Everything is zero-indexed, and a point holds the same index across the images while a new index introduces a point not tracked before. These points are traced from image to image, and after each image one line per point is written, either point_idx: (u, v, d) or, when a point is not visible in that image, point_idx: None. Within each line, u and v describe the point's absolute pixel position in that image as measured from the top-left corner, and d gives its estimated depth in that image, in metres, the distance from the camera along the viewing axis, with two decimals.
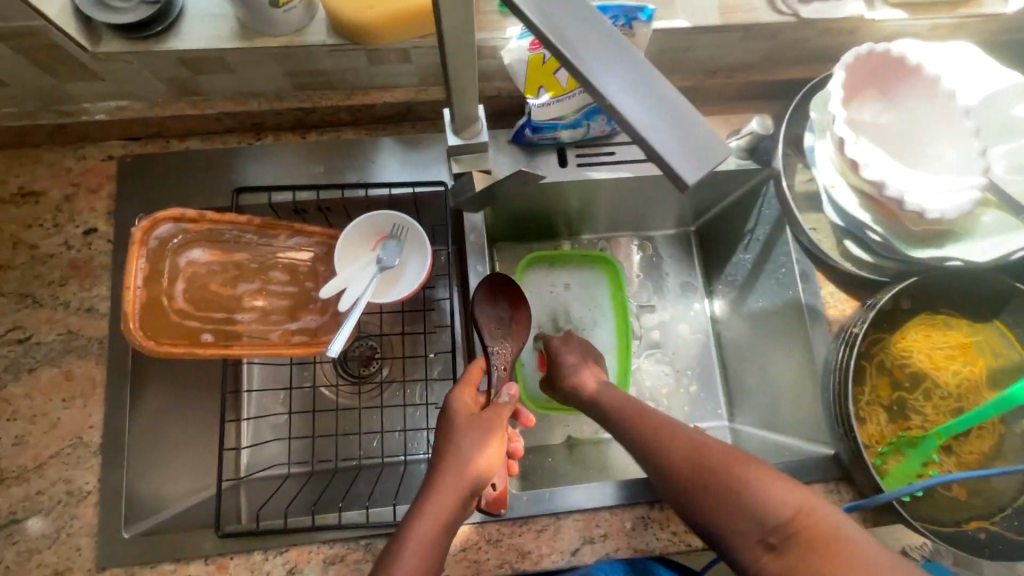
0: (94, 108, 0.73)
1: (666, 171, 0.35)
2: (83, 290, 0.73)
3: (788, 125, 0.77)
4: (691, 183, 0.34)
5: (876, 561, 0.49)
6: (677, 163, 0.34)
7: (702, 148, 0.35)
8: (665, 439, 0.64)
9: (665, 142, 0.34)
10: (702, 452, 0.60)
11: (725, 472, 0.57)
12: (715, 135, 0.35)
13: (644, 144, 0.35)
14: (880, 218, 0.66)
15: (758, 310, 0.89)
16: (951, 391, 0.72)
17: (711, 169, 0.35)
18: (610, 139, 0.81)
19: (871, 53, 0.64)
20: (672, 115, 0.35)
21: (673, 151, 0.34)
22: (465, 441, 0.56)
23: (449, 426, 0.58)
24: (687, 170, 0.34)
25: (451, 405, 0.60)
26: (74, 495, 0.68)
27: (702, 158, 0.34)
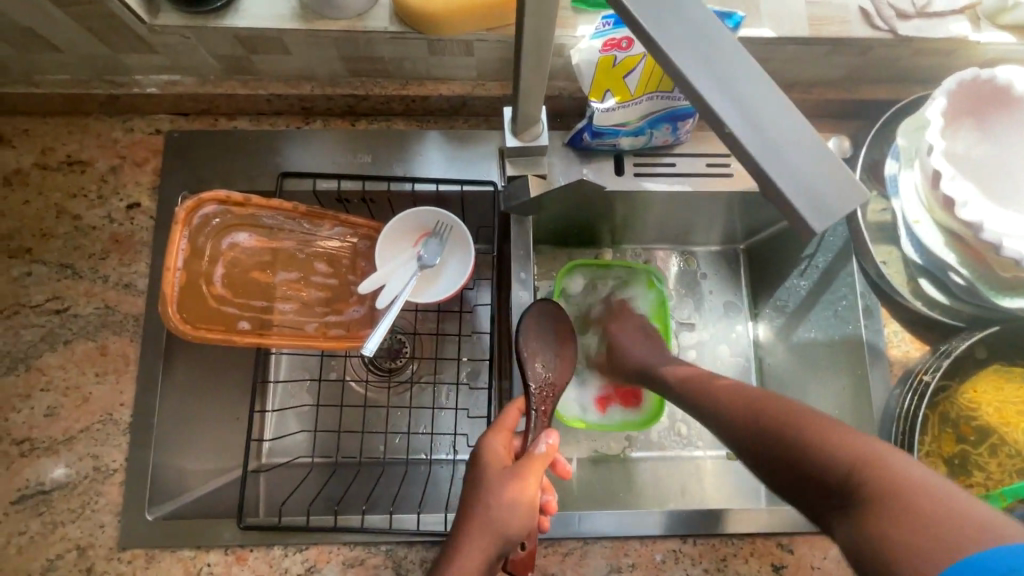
0: (146, 81, 0.72)
1: (787, 213, 0.31)
2: (122, 265, 0.72)
3: (868, 149, 0.71)
4: (817, 230, 0.31)
5: (940, 496, 0.38)
6: (803, 208, 0.31)
7: (830, 190, 0.31)
8: (735, 401, 0.57)
9: (788, 182, 0.31)
10: (768, 407, 0.53)
11: (789, 426, 0.50)
12: (846, 173, 0.32)
13: (765, 181, 0.31)
14: (967, 260, 0.61)
15: (806, 341, 0.84)
16: (1019, 450, 0.68)
17: (838, 214, 0.31)
18: (671, 149, 0.77)
19: (976, 78, 0.59)
20: (799, 148, 0.31)
21: (799, 192, 0.31)
22: (492, 497, 0.55)
23: (479, 478, 0.57)
24: (813, 216, 0.31)
25: (483, 454, 0.58)
26: (101, 472, 0.67)
27: (828, 201, 0.31)
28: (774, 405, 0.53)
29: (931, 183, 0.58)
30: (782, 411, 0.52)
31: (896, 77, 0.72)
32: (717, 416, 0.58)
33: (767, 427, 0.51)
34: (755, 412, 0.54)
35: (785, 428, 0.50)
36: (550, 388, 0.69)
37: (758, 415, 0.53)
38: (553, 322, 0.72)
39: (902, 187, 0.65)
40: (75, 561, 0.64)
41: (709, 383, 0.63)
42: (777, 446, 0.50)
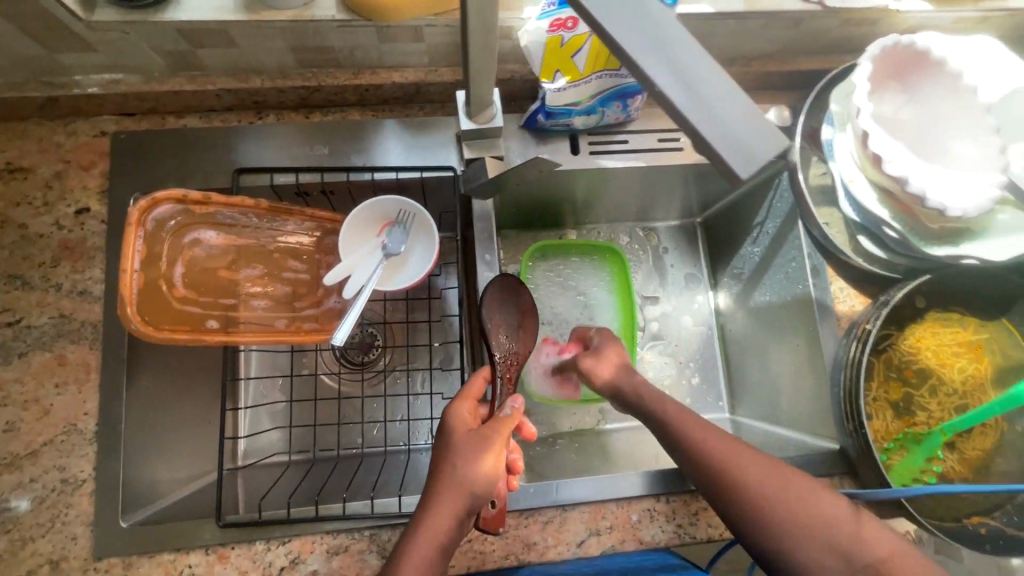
0: (86, 81, 0.69)
1: (716, 162, 0.32)
2: (76, 272, 0.70)
3: (806, 117, 0.75)
4: (744, 175, 0.32)
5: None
6: (729, 159, 0.32)
7: (756, 139, 0.32)
8: (740, 467, 0.58)
9: (715, 134, 0.32)
10: (788, 493, 0.55)
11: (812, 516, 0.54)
12: (770, 123, 0.33)
13: (691, 133, 0.33)
14: (898, 214, 0.65)
15: (762, 304, 0.89)
16: (956, 388, 0.73)
17: (764, 161, 0.32)
18: (624, 127, 0.79)
19: (898, 44, 0.63)
20: (722, 100, 0.33)
21: (723, 142, 0.32)
22: (461, 455, 0.56)
23: (448, 440, 0.58)
24: (737, 162, 0.32)
25: (449, 421, 0.60)
26: (69, 484, 0.66)
27: (753, 149, 0.32)
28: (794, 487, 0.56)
29: (861, 142, 0.62)
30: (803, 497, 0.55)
31: (829, 47, 0.76)
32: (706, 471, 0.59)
33: (786, 516, 0.54)
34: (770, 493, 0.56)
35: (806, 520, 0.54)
36: (515, 357, 0.72)
37: (774, 496, 0.56)
38: (516, 295, 0.74)
39: (838, 151, 0.68)
40: None
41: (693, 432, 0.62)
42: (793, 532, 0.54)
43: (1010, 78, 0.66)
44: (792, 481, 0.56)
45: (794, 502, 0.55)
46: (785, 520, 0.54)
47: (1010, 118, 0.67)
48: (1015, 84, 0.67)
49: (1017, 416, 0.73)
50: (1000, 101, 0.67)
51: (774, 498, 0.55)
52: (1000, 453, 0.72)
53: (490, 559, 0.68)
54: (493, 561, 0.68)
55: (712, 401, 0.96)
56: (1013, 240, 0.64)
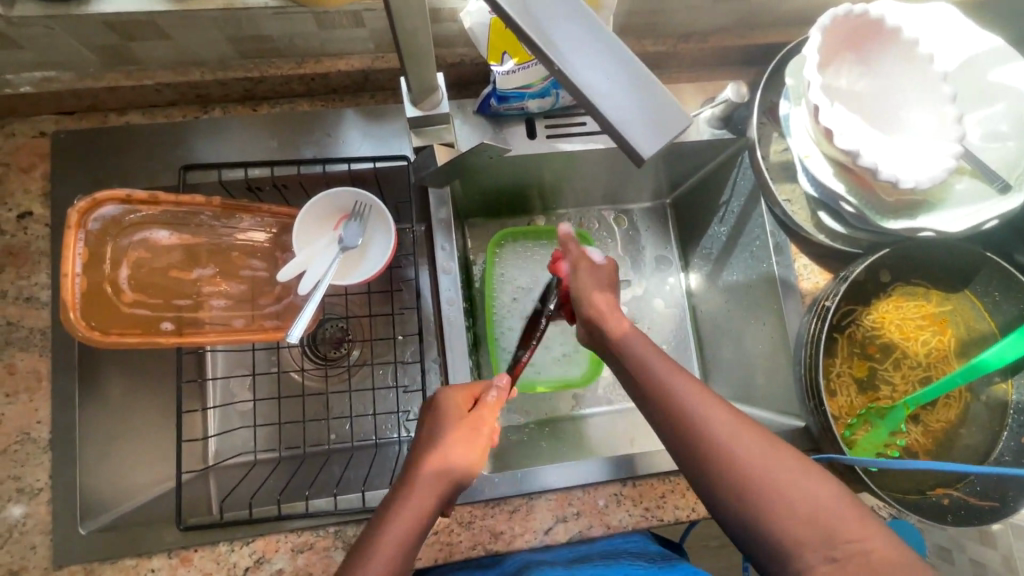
0: (17, 79, 0.67)
1: (623, 143, 0.34)
2: (21, 278, 0.69)
3: (764, 91, 0.74)
4: (648, 157, 0.34)
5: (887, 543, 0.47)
6: (631, 138, 0.34)
7: (660, 120, 0.34)
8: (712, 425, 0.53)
9: (619, 114, 0.34)
10: (773, 460, 0.51)
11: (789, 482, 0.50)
12: (672, 100, 0.34)
13: (600, 117, 0.34)
14: (855, 188, 0.65)
15: (732, 283, 0.88)
16: (920, 361, 0.73)
17: (668, 141, 0.34)
18: (581, 108, 0.77)
19: (850, 14, 0.61)
20: (628, 78, 0.34)
21: (631, 125, 0.34)
22: (449, 443, 0.56)
23: (439, 426, 0.57)
24: (644, 144, 0.33)
25: (439, 403, 0.59)
26: (25, 493, 0.65)
27: (658, 130, 0.34)
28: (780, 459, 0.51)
29: (813, 116, 0.61)
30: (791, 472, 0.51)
31: (785, 19, 0.75)
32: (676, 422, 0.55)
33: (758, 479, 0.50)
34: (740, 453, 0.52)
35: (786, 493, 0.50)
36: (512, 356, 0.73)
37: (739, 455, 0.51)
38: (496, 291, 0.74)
39: (793, 125, 0.68)
40: None
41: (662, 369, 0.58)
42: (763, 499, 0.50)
43: (967, 45, 0.65)
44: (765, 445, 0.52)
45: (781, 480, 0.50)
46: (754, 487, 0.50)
47: (966, 86, 0.66)
48: (974, 50, 0.65)
49: (980, 385, 0.73)
50: (957, 69, 0.66)
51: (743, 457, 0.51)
52: (965, 424, 0.73)
53: (457, 550, 0.67)
54: (460, 552, 0.67)
55: None
56: (971, 211, 0.63)
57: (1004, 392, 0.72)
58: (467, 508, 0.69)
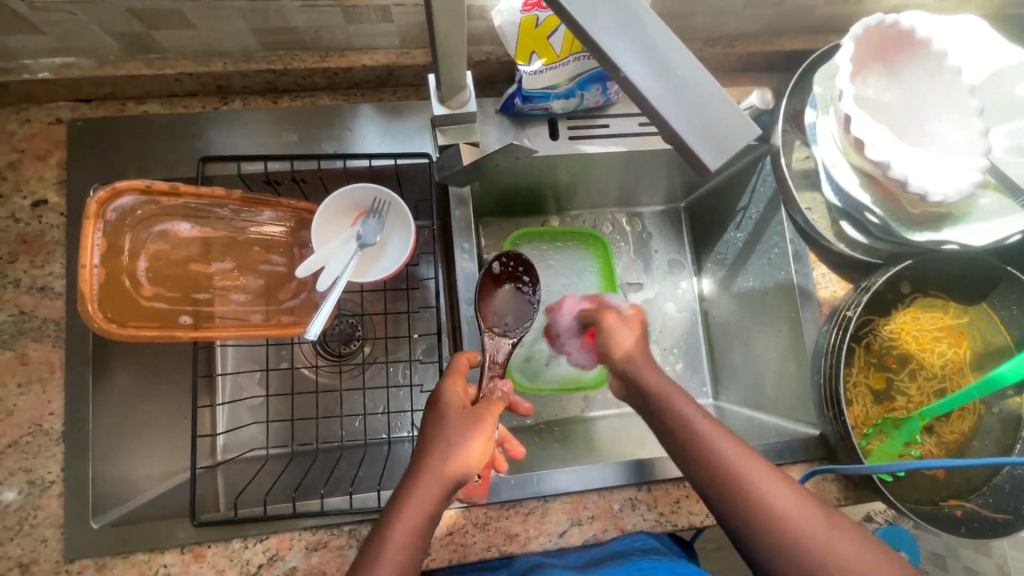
0: (36, 64, 0.66)
1: (686, 153, 0.34)
2: (35, 267, 0.68)
3: (788, 99, 0.74)
4: (713, 168, 0.33)
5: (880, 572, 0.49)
6: (695, 145, 0.33)
7: (724, 130, 0.33)
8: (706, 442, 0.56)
9: (681, 122, 0.33)
10: (765, 484, 0.53)
11: (780, 509, 0.52)
12: (735, 108, 0.34)
13: (664, 127, 0.33)
14: (881, 199, 0.65)
15: (746, 290, 0.88)
16: (935, 372, 0.74)
17: (733, 151, 0.33)
18: (604, 110, 0.76)
19: (882, 24, 0.61)
20: (691, 85, 0.34)
21: (696, 135, 0.33)
22: (454, 432, 0.54)
23: (440, 418, 0.55)
24: (709, 156, 0.33)
25: (442, 397, 0.57)
26: (37, 485, 0.64)
27: (722, 141, 0.33)
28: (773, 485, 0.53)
29: (843, 126, 0.61)
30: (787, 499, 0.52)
31: (811, 26, 0.75)
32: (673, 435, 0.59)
33: (748, 501, 0.53)
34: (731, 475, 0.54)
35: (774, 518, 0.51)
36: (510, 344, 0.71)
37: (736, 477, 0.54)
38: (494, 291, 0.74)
39: (820, 134, 0.68)
40: None
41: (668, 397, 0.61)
42: (760, 524, 0.52)
43: (994, 58, 0.65)
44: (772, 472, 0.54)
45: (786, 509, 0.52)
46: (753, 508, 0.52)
47: (994, 99, 0.65)
48: (1001, 63, 0.65)
49: (994, 398, 0.73)
50: (985, 81, 0.65)
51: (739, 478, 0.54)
52: (978, 436, 0.73)
53: (471, 551, 0.67)
54: (475, 553, 0.67)
55: (697, 385, 0.96)
56: (994, 225, 0.64)
57: (1018, 405, 0.72)
58: (482, 509, 0.68)
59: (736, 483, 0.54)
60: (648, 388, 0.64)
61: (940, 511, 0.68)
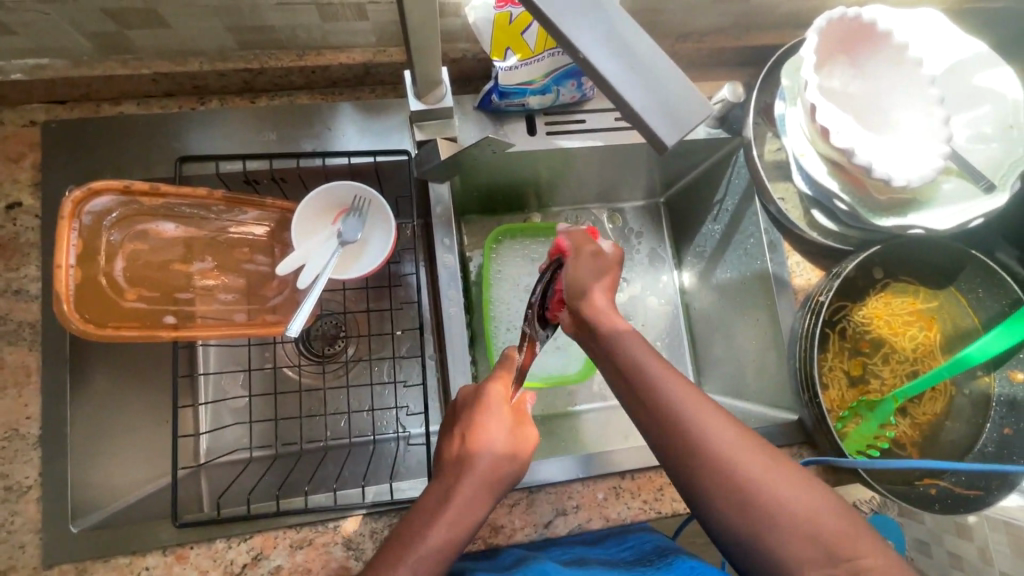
0: (8, 66, 0.65)
1: (644, 131, 0.35)
2: (9, 270, 0.67)
3: (759, 93, 0.77)
4: (670, 144, 0.34)
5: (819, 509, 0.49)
6: (653, 123, 0.34)
7: (680, 109, 0.34)
8: (669, 390, 0.54)
9: (640, 100, 0.34)
10: (686, 411, 0.53)
11: (712, 448, 0.51)
12: (692, 89, 0.35)
13: (622, 105, 0.35)
14: (847, 186, 0.67)
15: (724, 281, 0.90)
16: (907, 355, 0.76)
17: (691, 129, 0.35)
18: (581, 105, 0.78)
19: (844, 16, 0.63)
20: (649, 68, 0.35)
21: (654, 113, 0.34)
22: (501, 443, 0.57)
23: (496, 422, 0.58)
24: (667, 133, 0.34)
25: (488, 397, 0.59)
26: (14, 491, 0.63)
27: (679, 118, 0.34)
28: (722, 434, 0.52)
29: (809, 114, 0.63)
30: (749, 456, 0.51)
31: (779, 22, 0.77)
32: (636, 383, 0.56)
33: (701, 453, 0.51)
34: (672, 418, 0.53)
35: (732, 472, 0.50)
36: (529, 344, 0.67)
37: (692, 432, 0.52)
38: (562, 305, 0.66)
39: (789, 125, 0.70)
40: None
41: (641, 356, 0.57)
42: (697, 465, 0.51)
43: (954, 48, 0.67)
44: (695, 399, 0.54)
45: (711, 437, 0.52)
46: (677, 434, 0.52)
47: (954, 89, 0.68)
48: (960, 54, 0.67)
49: (964, 379, 0.75)
50: (945, 72, 0.68)
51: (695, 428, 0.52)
52: (950, 417, 0.75)
53: None
54: (461, 546, 0.67)
55: None
56: (958, 209, 0.66)
57: (987, 385, 0.74)
58: None
59: (688, 430, 0.52)
60: (638, 363, 0.56)
61: (914, 490, 0.70)
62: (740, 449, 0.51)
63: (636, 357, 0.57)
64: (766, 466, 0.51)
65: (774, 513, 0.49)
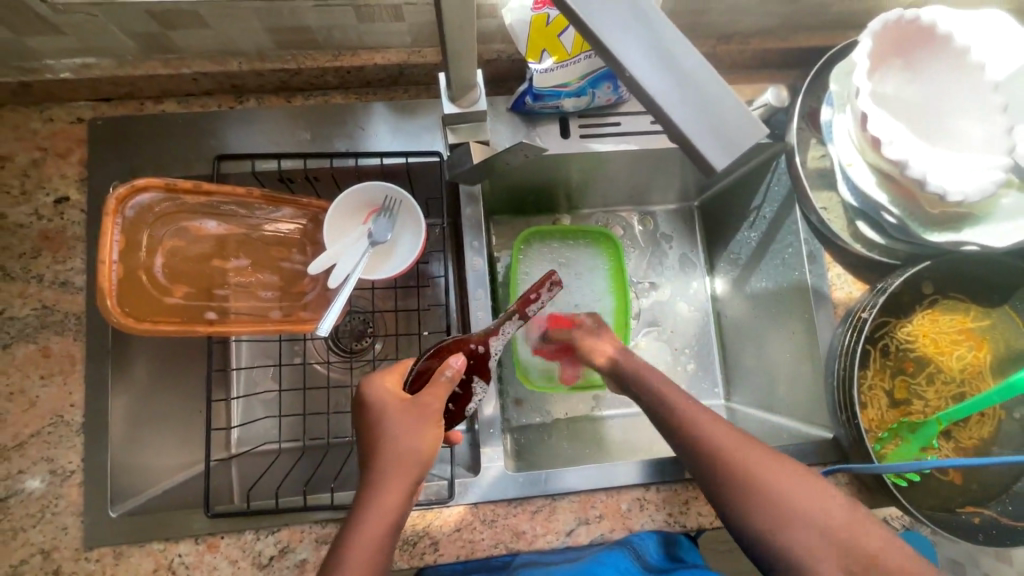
0: (58, 65, 0.67)
1: (690, 151, 0.33)
2: (57, 263, 0.69)
3: (804, 97, 0.73)
4: (719, 168, 0.33)
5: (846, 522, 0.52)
6: (700, 143, 0.33)
7: (729, 127, 0.33)
8: (711, 437, 0.59)
9: (686, 119, 0.33)
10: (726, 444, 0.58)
11: (749, 471, 0.56)
12: (744, 107, 0.33)
13: (668, 125, 0.34)
14: (898, 199, 0.63)
15: (759, 290, 0.87)
16: (954, 376, 0.72)
17: (742, 150, 0.33)
18: (616, 108, 0.76)
19: (901, 19, 0.59)
20: (698, 84, 0.34)
21: (700, 133, 0.33)
22: (396, 426, 0.54)
23: (384, 417, 0.55)
24: (715, 154, 0.33)
25: (380, 393, 0.56)
26: (58, 475, 0.66)
27: (730, 141, 0.33)
28: (757, 457, 0.57)
29: (859, 124, 0.60)
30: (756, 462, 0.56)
31: (828, 23, 0.74)
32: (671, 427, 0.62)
33: (715, 465, 0.57)
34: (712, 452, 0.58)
35: (782, 503, 0.53)
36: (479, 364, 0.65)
37: (729, 459, 0.57)
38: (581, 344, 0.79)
39: (837, 132, 0.67)
40: (40, 565, 0.64)
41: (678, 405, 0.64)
42: (741, 495, 0.55)
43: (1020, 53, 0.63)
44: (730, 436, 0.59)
45: (749, 465, 0.56)
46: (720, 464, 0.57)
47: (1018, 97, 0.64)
48: None
49: (1015, 404, 0.71)
50: (1009, 79, 0.64)
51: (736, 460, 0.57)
52: (998, 442, 0.71)
53: (478, 548, 0.67)
54: (482, 550, 0.67)
55: (708, 386, 0.95)
56: (1016, 225, 0.62)
57: None
58: (489, 506, 0.69)
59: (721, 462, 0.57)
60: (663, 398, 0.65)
61: (956, 518, 0.66)
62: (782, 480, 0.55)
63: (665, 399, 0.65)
64: (800, 484, 0.55)
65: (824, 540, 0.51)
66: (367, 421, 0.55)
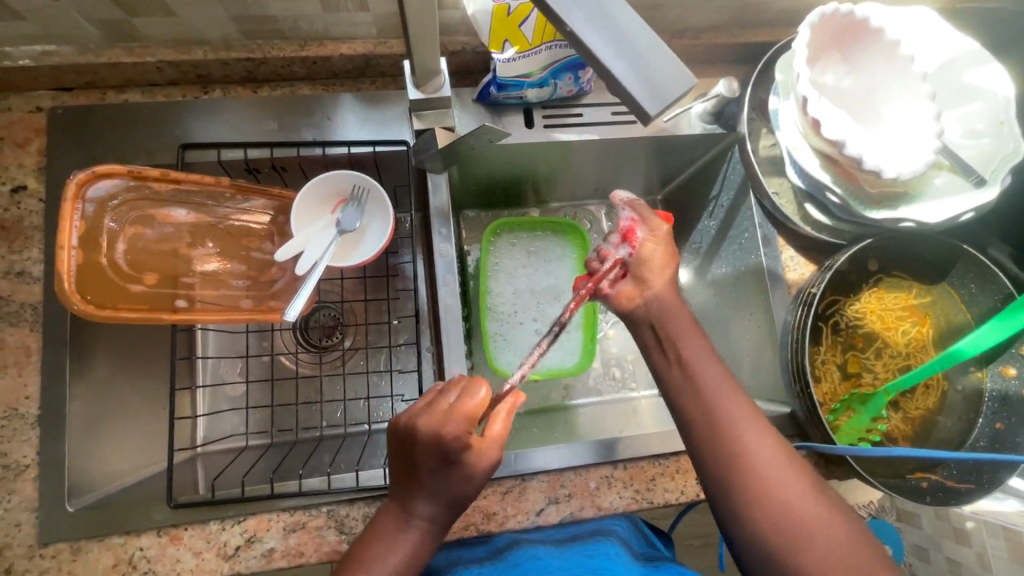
0: (16, 52, 0.67)
1: (629, 102, 0.36)
2: (12, 252, 0.68)
3: (753, 89, 0.78)
4: (653, 114, 0.36)
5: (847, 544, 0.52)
6: (638, 93, 0.36)
7: (662, 80, 0.36)
8: (739, 426, 0.57)
9: (624, 72, 0.36)
10: (751, 441, 0.56)
11: (766, 471, 0.55)
12: (674, 61, 0.37)
13: (609, 77, 0.36)
14: (840, 179, 0.68)
15: (720, 276, 0.91)
16: (900, 350, 0.76)
17: (673, 100, 0.36)
18: (578, 100, 0.79)
19: (836, 12, 0.63)
20: (635, 39, 0.36)
21: (637, 86, 0.36)
22: (461, 478, 0.54)
23: (456, 469, 0.54)
24: (650, 103, 0.36)
25: (454, 442, 0.53)
26: (11, 470, 0.64)
27: (661, 89, 0.36)
28: (775, 458, 0.55)
29: (801, 107, 0.64)
30: (797, 484, 0.54)
31: (774, 19, 0.79)
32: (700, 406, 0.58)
33: (748, 477, 0.55)
34: (740, 445, 0.56)
35: (783, 505, 0.53)
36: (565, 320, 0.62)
37: (751, 452, 0.55)
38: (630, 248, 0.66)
39: (782, 118, 0.71)
40: None
41: (707, 377, 0.59)
42: (751, 492, 0.54)
43: (947, 45, 0.68)
44: (759, 428, 0.57)
45: (768, 465, 0.55)
46: (740, 457, 0.55)
47: (944, 86, 0.69)
48: (953, 51, 0.68)
49: (957, 374, 0.76)
50: (937, 69, 0.69)
51: (757, 460, 0.55)
52: (942, 412, 0.76)
53: (449, 531, 0.68)
54: (453, 532, 0.68)
55: None
56: (947, 203, 0.67)
57: (979, 380, 0.75)
58: None
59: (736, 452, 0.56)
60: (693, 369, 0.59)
61: (906, 482, 0.70)
62: (794, 485, 0.54)
63: (698, 378, 0.59)
64: (801, 492, 0.54)
65: (817, 544, 0.52)
66: (431, 461, 0.54)
